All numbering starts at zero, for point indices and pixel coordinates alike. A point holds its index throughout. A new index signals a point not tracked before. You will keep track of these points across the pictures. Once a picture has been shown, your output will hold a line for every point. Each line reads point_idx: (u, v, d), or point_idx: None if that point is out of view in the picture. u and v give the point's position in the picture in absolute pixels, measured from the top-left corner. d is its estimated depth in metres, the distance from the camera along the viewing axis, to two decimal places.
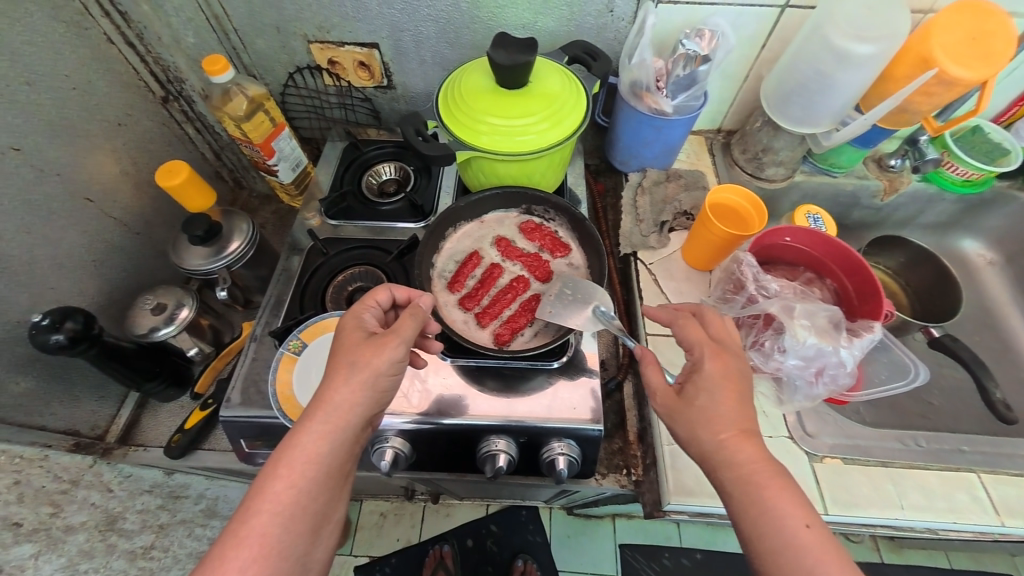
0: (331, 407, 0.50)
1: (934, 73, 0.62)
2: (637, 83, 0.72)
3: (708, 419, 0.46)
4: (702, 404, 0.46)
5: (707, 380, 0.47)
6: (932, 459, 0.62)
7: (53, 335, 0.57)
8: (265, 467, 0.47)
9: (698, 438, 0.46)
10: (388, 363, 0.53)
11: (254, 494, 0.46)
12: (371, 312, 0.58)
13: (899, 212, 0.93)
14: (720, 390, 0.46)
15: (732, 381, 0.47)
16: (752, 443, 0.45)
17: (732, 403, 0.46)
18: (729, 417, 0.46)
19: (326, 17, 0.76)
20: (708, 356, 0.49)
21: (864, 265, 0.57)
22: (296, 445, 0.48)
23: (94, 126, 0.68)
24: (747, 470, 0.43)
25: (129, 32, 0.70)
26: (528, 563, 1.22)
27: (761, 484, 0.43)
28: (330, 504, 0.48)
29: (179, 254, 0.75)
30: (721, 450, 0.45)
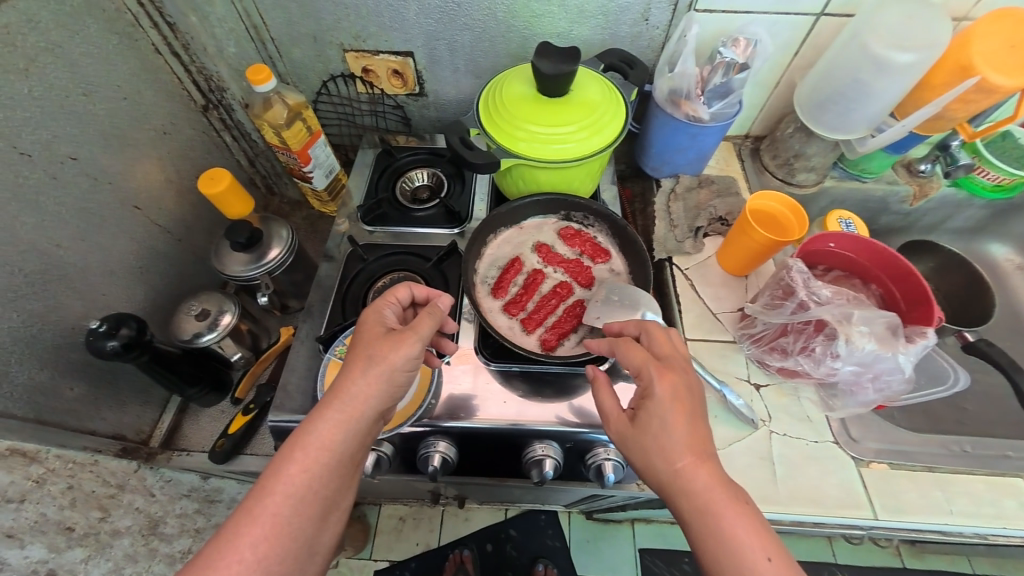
0: (346, 398, 0.51)
1: (976, 81, 0.63)
2: (676, 90, 0.73)
3: (662, 448, 0.46)
4: (651, 431, 0.47)
5: (656, 403, 0.47)
6: (978, 465, 0.62)
7: (109, 341, 0.58)
8: (281, 450, 0.48)
9: (653, 467, 0.46)
10: (405, 359, 0.53)
11: (269, 475, 0.47)
12: (391, 308, 0.59)
13: (928, 218, 0.93)
14: (667, 414, 0.47)
15: (680, 406, 0.47)
16: (707, 469, 0.45)
17: (689, 432, 0.46)
18: (689, 442, 0.46)
19: (363, 26, 0.77)
20: (657, 377, 0.49)
21: (915, 272, 0.57)
22: (312, 431, 0.49)
23: (143, 135, 0.69)
24: (704, 500, 0.43)
25: (175, 43, 0.71)
26: (548, 567, 1.22)
27: (716, 516, 0.43)
28: (339, 491, 0.49)
29: (221, 260, 0.76)
30: (677, 478, 0.45)
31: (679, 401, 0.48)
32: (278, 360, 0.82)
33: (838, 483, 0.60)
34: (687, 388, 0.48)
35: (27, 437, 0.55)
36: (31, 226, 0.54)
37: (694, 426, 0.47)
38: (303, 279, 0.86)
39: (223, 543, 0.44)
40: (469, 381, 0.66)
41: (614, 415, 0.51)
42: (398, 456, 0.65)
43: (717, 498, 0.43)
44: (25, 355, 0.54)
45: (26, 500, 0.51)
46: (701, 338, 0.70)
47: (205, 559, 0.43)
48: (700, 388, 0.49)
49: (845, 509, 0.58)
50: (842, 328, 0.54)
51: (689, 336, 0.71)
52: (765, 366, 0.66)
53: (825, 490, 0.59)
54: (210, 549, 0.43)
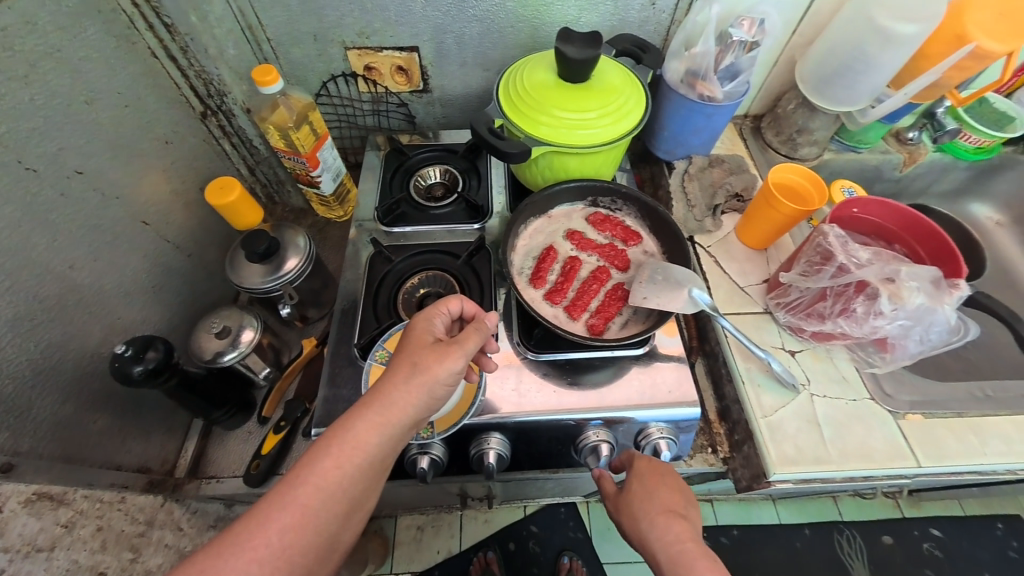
0: (386, 401, 0.48)
1: (972, 48, 0.68)
2: (693, 71, 0.75)
3: (641, 501, 0.55)
4: (633, 490, 0.56)
5: (637, 471, 0.58)
6: (1001, 407, 0.66)
7: (137, 366, 0.53)
8: (317, 440, 0.47)
9: (636, 521, 0.54)
10: (448, 373, 0.51)
11: (303, 465, 0.45)
12: (440, 318, 0.57)
13: (917, 183, 0.99)
14: (645, 476, 0.57)
15: (658, 475, 0.57)
16: (679, 524, 0.52)
17: (664, 494, 0.55)
18: (665, 500, 0.54)
19: (368, 22, 0.75)
20: (640, 456, 0.60)
21: (941, 231, 0.60)
22: (350, 426, 0.47)
23: (147, 145, 0.65)
24: (677, 548, 0.50)
25: (173, 46, 0.67)
26: (574, 559, 1.21)
27: (686, 563, 0.48)
28: (367, 494, 0.48)
29: (237, 272, 0.71)
30: (651, 528, 0.52)
31: (654, 471, 0.58)
32: (303, 373, 0.76)
33: (882, 437, 0.62)
34: (665, 465, 0.59)
35: (54, 477, 0.49)
36: (43, 245, 0.51)
37: (672, 490, 0.55)
38: (322, 287, 0.82)
39: (250, 526, 0.42)
40: (516, 375, 0.64)
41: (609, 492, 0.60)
42: (449, 458, 0.63)
43: (687, 548, 0.49)
44: (47, 387, 0.51)
45: (57, 546, 0.45)
46: (734, 311, 0.72)
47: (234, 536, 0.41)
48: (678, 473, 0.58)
49: (892, 461, 0.61)
50: (887, 287, 0.56)
51: (723, 310, 0.72)
52: (799, 333, 0.68)
53: (872, 446, 0.62)
54: (238, 529, 0.42)
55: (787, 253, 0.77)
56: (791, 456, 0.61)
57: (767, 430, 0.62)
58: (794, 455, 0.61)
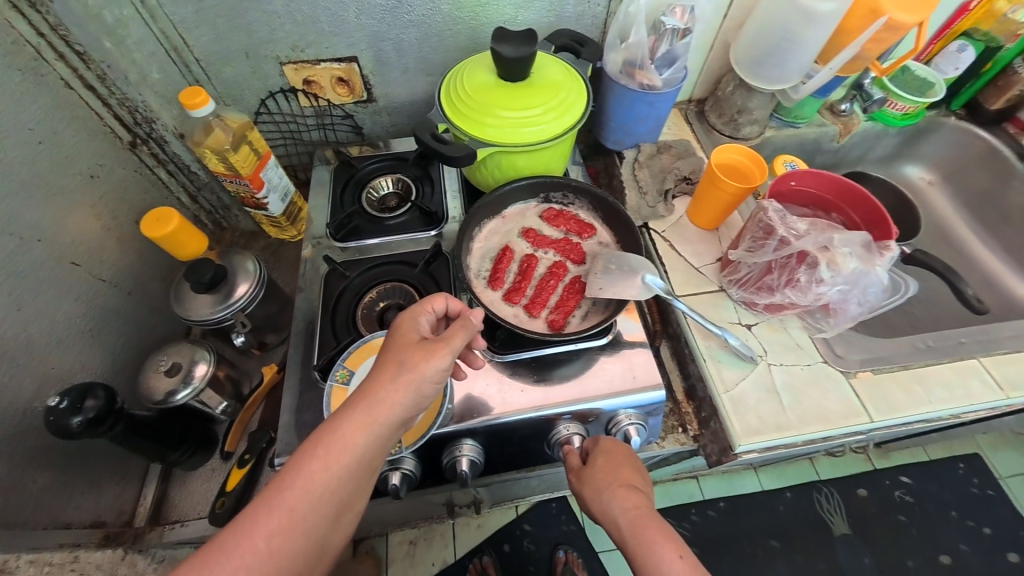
0: (375, 401, 0.47)
1: (885, 21, 0.71)
2: (631, 61, 0.76)
3: (600, 475, 0.55)
4: (594, 466, 0.56)
5: (599, 449, 0.58)
6: (943, 355, 0.70)
7: (74, 418, 0.50)
8: (304, 442, 0.45)
9: (596, 495, 0.53)
10: (436, 371, 0.50)
11: (289, 467, 0.43)
12: (425, 317, 0.56)
13: (854, 151, 1.04)
14: (605, 453, 0.58)
15: (617, 451, 0.58)
16: (635, 494, 0.52)
17: (620, 468, 0.55)
18: (621, 474, 0.55)
19: (301, 35, 0.73)
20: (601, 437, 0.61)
21: (869, 196, 0.63)
22: (337, 427, 0.45)
23: (69, 182, 0.62)
24: (632, 515, 0.50)
25: (89, 74, 0.64)
26: (570, 552, 1.22)
27: (638, 528, 0.48)
28: (356, 495, 0.46)
29: (184, 306, 0.68)
30: (612, 499, 0.52)
31: (613, 447, 0.59)
32: (266, 402, 0.75)
33: (838, 398, 0.65)
34: (622, 444, 0.60)
35: None
36: None
37: (629, 464, 0.56)
38: (279, 311, 0.80)
39: (236, 531, 0.40)
40: (483, 379, 0.64)
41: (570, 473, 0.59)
42: (422, 470, 0.63)
43: (640, 514, 0.50)
44: None
45: None
46: (691, 292, 0.74)
47: (219, 543, 0.39)
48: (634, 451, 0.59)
49: (847, 420, 0.64)
50: (824, 255, 0.58)
51: (681, 292, 0.74)
52: (753, 307, 0.71)
53: (828, 407, 0.65)
54: (224, 535, 0.40)
55: (737, 231, 0.80)
56: (754, 426, 0.63)
57: (730, 404, 0.64)
58: (757, 425, 0.63)
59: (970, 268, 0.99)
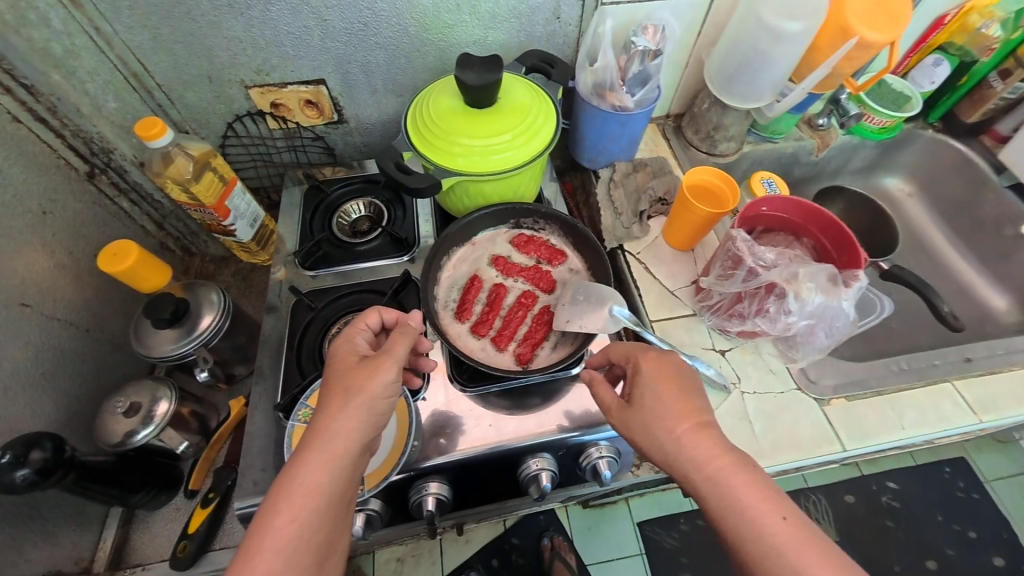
0: (327, 437, 0.46)
1: (855, 40, 0.70)
2: (600, 83, 0.75)
3: (657, 417, 0.49)
4: (646, 404, 0.50)
5: (643, 379, 0.52)
6: (916, 378, 0.70)
7: (19, 472, 0.49)
8: (263, 502, 0.43)
9: (657, 441, 0.48)
10: (385, 386, 0.49)
11: (252, 535, 0.41)
12: (362, 336, 0.55)
13: (832, 164, 1.03)
14: (654, 387, 0.51)
15: (668, 381, 0.51)
16: (707, 435, 0.47)
17: (680, 403, 0.50)
18: (683, 411, 0.49)
19: (263, 59, 0.71)
20: (641, 358, 0.53)
21: (838, 220, 0.63)
22: (294, 476, 0.44)
23: (17, 221, 0.61)
24: (711, 466, 0.45)
25: (39, 107, 0.62)
26: (555, 538, 1.15)
27: (724, 480, 0.45)
28: (336, 535, 0.44)
29: (144, 343, 0.66)
30: (679, 445, 0.47)
31: (665, 378, 0.52)
32: (233, 437, 0.74)
33: (811, 423, 0.65)
34: (670, 365, 0.53)
35: None
36: None
37: (684, 397, 0.50)
38: (247, 341, 0.78)
39: None
40: (450, 415, 0.63)
41: (612, 405, 0.53)
42: (389, 509, 0.61)
43: (722, 462, 0.46)
44: None
45: None
46: (664, 317, 0.73)
47: None
48: (685, 368, 0.53)
49: (819, 447, 0.63)
50: (791, 286, 0.58)
51: (654, 317, 0.73)
52: (726, 332, 0.70)
53: (801, 434, 0.64)
54: None
55: (712, 251, 0.79)
56: None
57: None
58: None
59: (948, 279, 0.99)
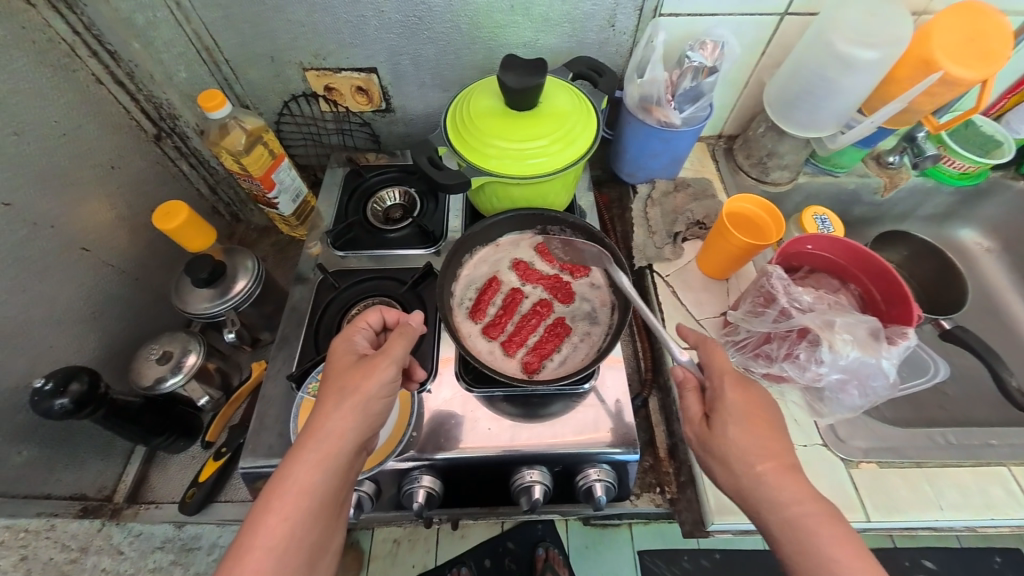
0: (321, 435, 0.48)
1: (939, 75, 0.65)
2: (646, 97, 0.72)
3: (743, 451, 0.47)
4: (730, 439, 0.48)
5: (728, 410, 0.49)
6: (963, 456, 0.63)
7: (58, 400, 0.54)
8: (256, 501, 0.45)
9: (734, 474, 0.47)
10: (380, 385, 0.51)
11: (246, 533, 0.43)
12: (361, 335, 0.57)
13: (899, 207, 0.94)
14: (742, 419, 0.49)
15: (758, 416, 0.49)
16: (795, 483, 0.45)
17: (765, 440, 0.47)
18: (772, 452, 0.47)
19: (321, 45, 0.74)
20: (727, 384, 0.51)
21: (890, 271, 0.58)
22: (287, 474, 0.46)
23: (86, 173, 0.67)
24: (795, 512, 0.43)
25: (118, 71, 0.69)
26: (550, 550, 1.07)
27: (807, 529, 0.43)
28: (327, 535, 0.46)
29: (182, 298, 0.71)
30: (758, 484, 0.46)
31: (752, 411, 0.49)
32: (250, 399, 0.76)
33: (830, 485, 0.60)
34: (759, 397, 0.50)
35: None
36: None
37: (771, 434, 0.48)
38: (274, 310, 0.82)
39: None
40: (451, 413, 0.63)
41: (694, 419, 0.52)
42: (380, 494, 0.61)
43: (810, 512, 0.43)
44: None
45: None
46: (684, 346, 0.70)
47: None
48: (774, 404, 0.50)
49: None
50: (824, 335, 0.54)
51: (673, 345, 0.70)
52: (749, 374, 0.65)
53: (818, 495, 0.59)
54: None
55: (747, 283, 0.74)
56: (731, 505, 0.58)
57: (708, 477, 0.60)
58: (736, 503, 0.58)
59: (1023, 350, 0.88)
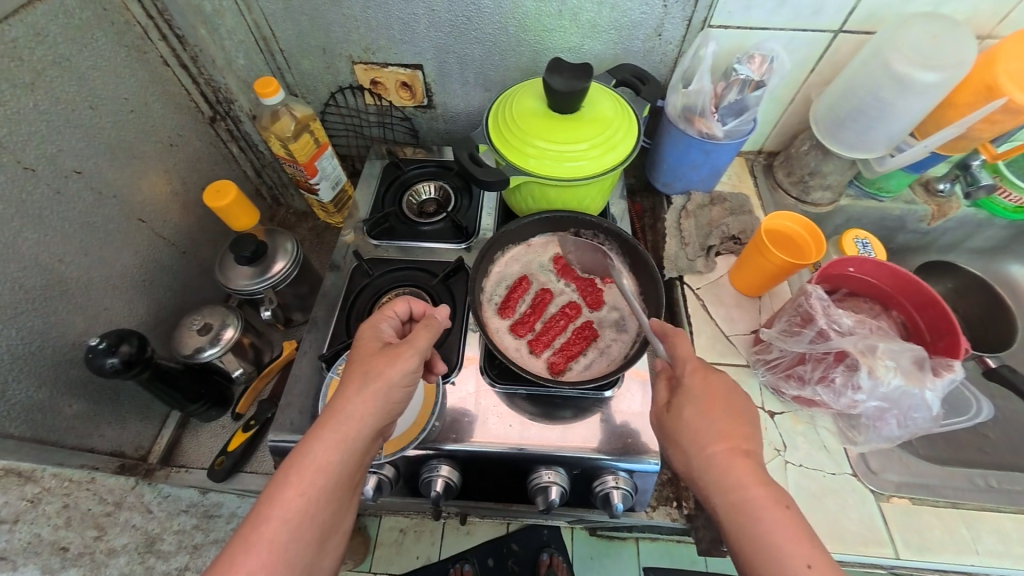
0: (342, 417, 0.49)
1: (1003, 101, 0.63)
2: (690, 107, 0.72)
3: (695, 434, 0.47)
4: (683, 421, 0.48)
5: (685, 392, 0.50)
6: (1005, 501, 0.60)
7: (109, 359, 0.57)
8: (276, 473, 0.46)
9: (686, 455, 0.48)
10: (402, 374, 0.52)
11: (264, 504, 0.44)
12: (388, 323, 0.58)
13: (946, 237, 0.90)
14: (698, 403, 0.49)
15: (716, 400, 0.49)
16: (745, 466, 0.45)
17: (719, 424, 0.47)
18: (727, 434, 0.47)
19: (372, 39, 0.76)
20: (690, 370, 0.51)
21: (939, 301, 0.57)
22: (307, 451, 0.47)
23: (149, 148, 0.71)
24: (739, 496, 0.43)
25: (184, 55, 0.73)
26: (554, 556, 1.07)
27: (749, 514, 0.42)
28: (339, 514, 0.47)
29: (225, 274, 0.74)
30: (708, 465, 0.46)
31: (710, 395, 0.49)
32: (280, 375, 0.80)
33: (859, 517, 0.58)
34: (720, 382, 0.50)
35: (24, 456, 0.54)
36: (33, 240, 0.56)
37: (729, 418, 0.48)
38: (308, 292, 0.85)
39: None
40: (474, 407, 0.64)
41: (659, 403, 0.52)
42: (398, 480, 0.63)
43: (757, 496, 0.43)
44: (24, 371, 0.56)
45: (20, 520, 0.49)
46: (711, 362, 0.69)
47: None
48: (734, 388, 0.50)
49: (866, 546, 0.56)
50: (865, 360, 0.52)
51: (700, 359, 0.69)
52: (780, 393, 0.65)
53: (845, 526, 0.57)
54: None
55: (781, 303, 0.73)
56: None
57: None
58: None
59: None
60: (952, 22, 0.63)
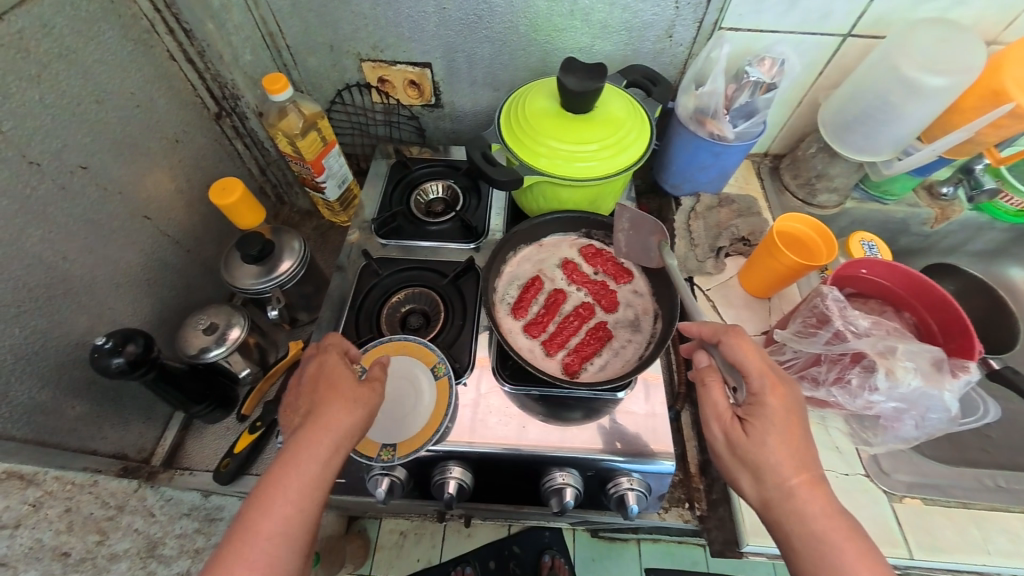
0: (325, 425, 0.48)
1: (1010, 106, 0.64)
2: (702, 109, 0.71)
3: (777, 463, 0.44)
4: (766, 446, 0.45)
5: (768, 416, 0.46)
6: (1013, 501, 0.61)
7: (114, 359, 0.56)
8: (261, 485, 0.45)
9: (764, 478, 0.45)
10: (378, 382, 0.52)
11: (251, 515, 0.44)
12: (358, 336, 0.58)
13: (949, 239, 0.92)
14: (782, 431, 0.45)
15: (778, 420, 0.46)
16: (822, 495, 0.44)
17: (801, 452, 0.45)
18: (804, 463, 0.45)
19: (381, 37, 0.76)
20: (768, 389, 0.47)
21: (952, 303, 0.58)
22: (293, 460, 0.46)
23: (153, 143, 0.70)
24: (821, 524, 0.43)
25: (190, 49, 0.72)
26: (557, 559, 1.06)
27: (835, 545, 0.42)
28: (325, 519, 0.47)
29: (231, 273, 0.73)
30: (790, 496, 0.44)
31: (788, 419, 0.46)
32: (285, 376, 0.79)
33: (872, 517, 0.58)
34: (796, 404, 0.47)
35: (25, 459, 0.53)
36: (37, 237, 0.55)
37: (804, 446, 0.46)
38: (314, 291, 0.84)
39: None
40: (486, 408, 0.63)
41: (723, 415, 0.48)
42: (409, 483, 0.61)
43: (834, 528, 0.43)
44: (26, 371, 0.54)
45: (21, 525, 0.48)
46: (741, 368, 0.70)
47: None
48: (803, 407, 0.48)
49: (881, 547, 0.56)
50: (883, 362, 0.53)
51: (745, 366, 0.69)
52: None
53: None
54: None
55: (790, 305, 0.74)
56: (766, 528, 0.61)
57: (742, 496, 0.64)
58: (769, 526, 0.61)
59: None
60: (958, 28, 0.64)
